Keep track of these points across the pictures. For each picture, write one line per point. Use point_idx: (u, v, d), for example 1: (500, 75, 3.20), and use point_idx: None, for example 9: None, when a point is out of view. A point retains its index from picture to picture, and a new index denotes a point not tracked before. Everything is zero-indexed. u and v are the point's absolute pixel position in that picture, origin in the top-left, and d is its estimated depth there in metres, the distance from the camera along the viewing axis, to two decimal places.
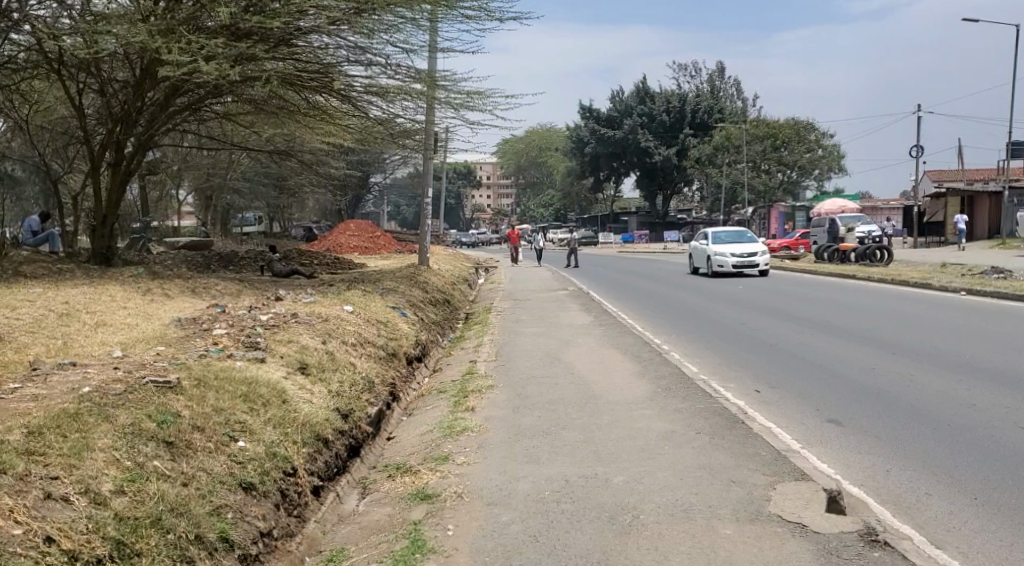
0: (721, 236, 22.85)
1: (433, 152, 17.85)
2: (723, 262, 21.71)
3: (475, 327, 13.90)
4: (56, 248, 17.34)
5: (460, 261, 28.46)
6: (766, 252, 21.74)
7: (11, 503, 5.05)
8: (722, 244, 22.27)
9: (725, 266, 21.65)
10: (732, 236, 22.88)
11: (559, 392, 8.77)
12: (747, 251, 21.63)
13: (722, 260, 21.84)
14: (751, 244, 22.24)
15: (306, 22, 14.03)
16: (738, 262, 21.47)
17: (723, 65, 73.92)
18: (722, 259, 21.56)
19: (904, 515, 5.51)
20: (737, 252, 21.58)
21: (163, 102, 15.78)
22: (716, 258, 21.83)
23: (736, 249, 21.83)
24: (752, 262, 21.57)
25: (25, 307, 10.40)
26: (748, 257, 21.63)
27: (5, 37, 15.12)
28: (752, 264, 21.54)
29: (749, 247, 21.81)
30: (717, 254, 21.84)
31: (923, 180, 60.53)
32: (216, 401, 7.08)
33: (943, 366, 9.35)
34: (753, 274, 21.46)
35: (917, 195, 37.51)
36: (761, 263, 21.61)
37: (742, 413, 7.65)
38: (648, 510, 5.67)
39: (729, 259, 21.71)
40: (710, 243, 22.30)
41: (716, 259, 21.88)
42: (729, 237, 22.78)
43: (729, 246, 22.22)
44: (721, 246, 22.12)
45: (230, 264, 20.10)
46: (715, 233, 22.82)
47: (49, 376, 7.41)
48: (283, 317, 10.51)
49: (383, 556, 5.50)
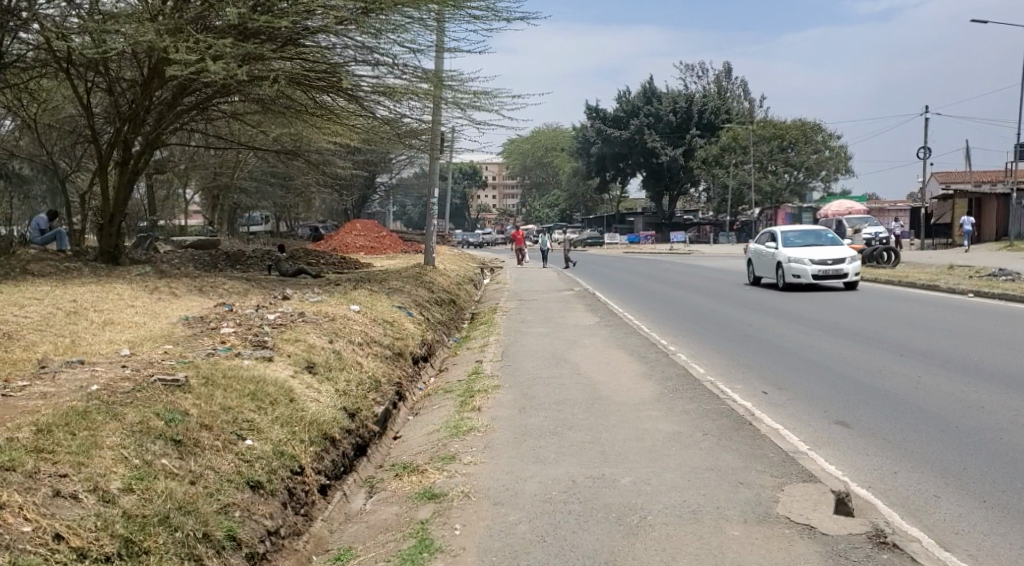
0: (792, 237, 19.35)
1: (438, 152, 17.87)
2: (802, 271, 18.14)
3: (481, 327, 13.89)
4: (65, 247, 17.30)
5: (465, 261, 28.43)
6: (852, 257, 18.19)
7: (21, 500, 5.06)
8: (797, 249, 18.80)
9: (802, 275, 18.22)
10: (806, 238, 19.27)
11: (566, 392, 8.77)
12: (830, 256, 18.05)
13: (799, 268, 18.40)
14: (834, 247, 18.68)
15: (314, 22, 14.09)
16: (819, 270, 17.93)
17: (730, 65, 73.85)
18: (800, 268, 18.11)
19: (912, 517, 5.51)
20: (818, 259, 18.14)
21: (171, 100, 15.82)
22: (792, 267, 18.38)
23: (816, 255, 18.30)
24: (837, 269, 18.02)
25: (32, 305, 10.42)
26: (831, 264, 18.08)
27: (14, 36, 15.20)
28: (838, 272, 17.97)
29: (832, 251, 18.31)
30: (792, 262, 18.39)
31: (930, 181, 60.48)
32: (223, 400, 7.10)
33: (951, 368, 9.35)
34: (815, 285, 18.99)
35: (922, 196, 37.46)
36: (850, 271, 18.03)
37: (749, 414, 7.64)
38: (656, 511, 5.68)
39: (807, 267, 18.19)
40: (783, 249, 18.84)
41: (792, 268, 18.42)
42: (802, 238, 19.28)
43: (805, 250, 18.68)
44: (796, 250, 18.67)
45: (237, 263, 20.12)
46: (784, 235, 19.42)
47: (57, 374, 7.43)
48: (290, 316, 10.52)
49: (391, 556, 5.51)
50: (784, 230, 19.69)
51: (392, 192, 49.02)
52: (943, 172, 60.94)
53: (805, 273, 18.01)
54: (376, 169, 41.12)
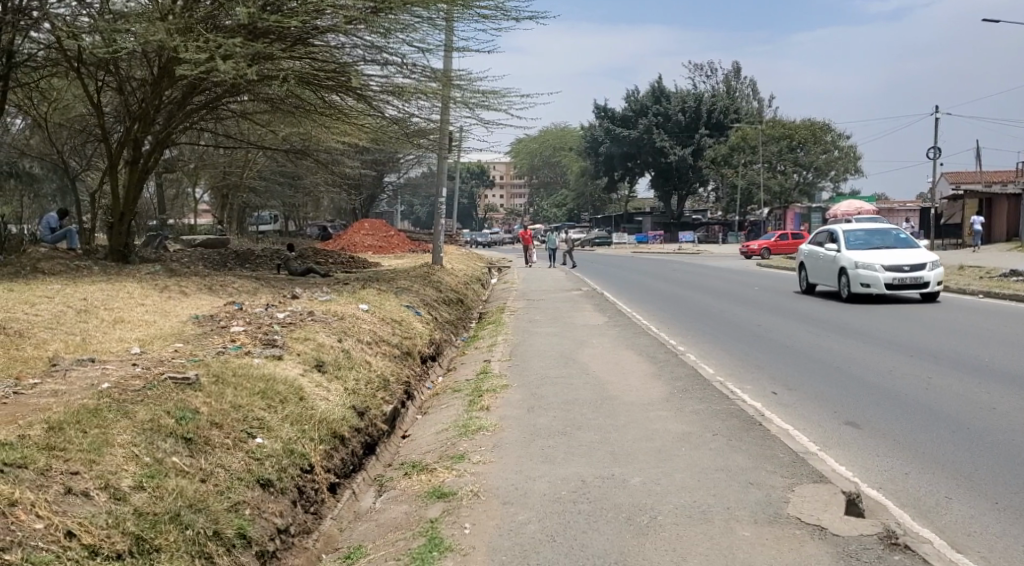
0: (857, 237, 16.45)
1: (447, 151, 17.88)
2: (873, 279, 15.21)
3: (489, 327, 13.88)
4: (74, 245, 17.42)
5: (473, 261, 28.39)
6: (934, 261, 15.16)
7: (33, 497, 5.09)
8: (865, 252, 15.84)
9: (874, 284, 15.23)
10: (874, 237, 16.32)
11: (575, 392, 8.76)
12: (908, 262, 15.05)
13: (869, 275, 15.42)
14: (912, 250, 15.62)
15: (324, 21, 14.10)
16: (893, 278, 15.01)
17: (739, 64, 73.65)
18: (871, 276, 15.17)
19: (923, 519, 5.49)
20: (891, 264, 15.17)
21: (181, 99, 15.85)
22: (861, 273, 15.43)
23: (890, 259, 15.30)
24: (916, 277, 15.02)
25: (44, 303, 10.47)
26: (908, 271, 15.08)
27: (26, 36, 15.24)
28: (917, 281, 14.98)
29: (910, 256, 15.29)
30: (861, 269, 15.39)
31: (941, 181, 60.29)
32: (234, 398, 7.13)
33: (961, 369, 9.31)
34: (889, 296, 15.96)
35: (933, 197, 37.27)
36: (931, 280, 15.03)
37: (759, 414, 7.62)
38: (666, 511, 5.67)
39: (880, 274, 15.21)
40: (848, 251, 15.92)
41: (860, 275, 15.49)
42: (869, 238, 16.37)
43: (876, 253, 15.73)
44: (865, 253, 15.66)
45: (247, 262, 20.18)
46: (847, 234, 16.54)
47: (68, 371, 7.46)
48: (300, 315, 10.55)
49: (401, 554, 5.52)
50: (848, 227, 16.75)
51: (400, 191, 49.02)
52: (953, 173, 60.71)
53: (876, 282, 15.11)
54: (384, 169, 41.13)
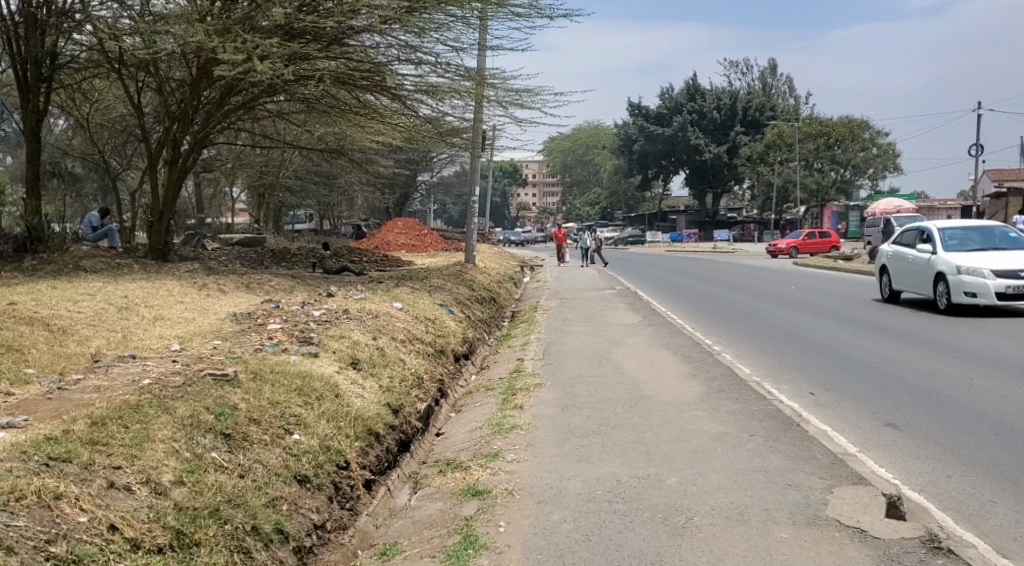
0: (955, 237, 14.25)
1: (480, 150, 17.91)
2: (980, 287, 13.00)
3: (523, 325, 13.89)
4: (115, 244, 17.69)
5: (506, 260, 28.41)
6: None
7: (77, 491, 5.18)
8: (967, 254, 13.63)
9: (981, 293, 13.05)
10: (975, 235, 14.12)
11: (609, 392, 8.73)
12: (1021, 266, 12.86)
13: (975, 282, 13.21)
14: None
15: (358, 21, 14.18)
16: (1005, 287, 12.79)
17: (775, 61, 72.99)
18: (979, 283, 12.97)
19: (966, 523, 5.41)
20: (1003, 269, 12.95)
21: (219, 100, 16.03)
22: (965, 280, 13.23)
23: (999, 263, 13.07)
24: None
25: (86, 301, 10.65)
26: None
27: (69, 38, 15.51)
28: None
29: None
30: (966, 275, 13.18)
31: (983, 179, 59.29)
32: (271, 395, 7.20)
33: (1004, 370, 9.15)
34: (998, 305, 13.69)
35: (975, 195, 36.65)
36: None
37: (797, 415, 7.56)
38: (702, 511, 5.64)
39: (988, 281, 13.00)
40: (946, 253, 13.74)
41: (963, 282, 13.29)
42: (968, 236, 14.16)
43: (980, 255, 13.51)
44: (969, 256, 13.44)
45: (282, 261, 20.37)
46: (941, 233, 14.34)
47: (110, 368, 7.59)
48: (335, 313, 10.63)
49: (436, 551, 5.55)
50: (942, 225, 14.56)
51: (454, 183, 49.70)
52: (996, 171, 59.69)
53: (985, 291, 12.88)
54: (418, 168, 41.30)
